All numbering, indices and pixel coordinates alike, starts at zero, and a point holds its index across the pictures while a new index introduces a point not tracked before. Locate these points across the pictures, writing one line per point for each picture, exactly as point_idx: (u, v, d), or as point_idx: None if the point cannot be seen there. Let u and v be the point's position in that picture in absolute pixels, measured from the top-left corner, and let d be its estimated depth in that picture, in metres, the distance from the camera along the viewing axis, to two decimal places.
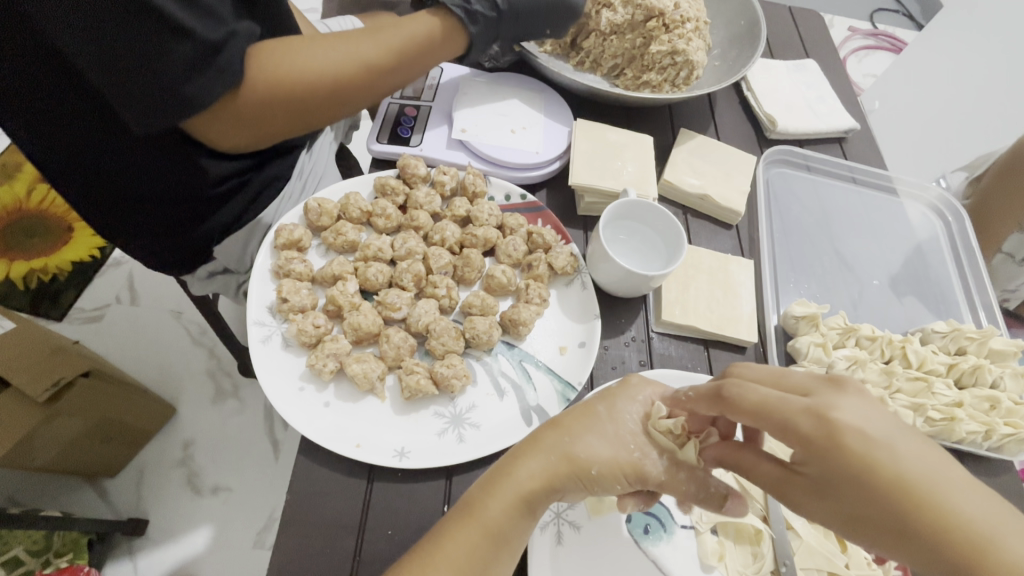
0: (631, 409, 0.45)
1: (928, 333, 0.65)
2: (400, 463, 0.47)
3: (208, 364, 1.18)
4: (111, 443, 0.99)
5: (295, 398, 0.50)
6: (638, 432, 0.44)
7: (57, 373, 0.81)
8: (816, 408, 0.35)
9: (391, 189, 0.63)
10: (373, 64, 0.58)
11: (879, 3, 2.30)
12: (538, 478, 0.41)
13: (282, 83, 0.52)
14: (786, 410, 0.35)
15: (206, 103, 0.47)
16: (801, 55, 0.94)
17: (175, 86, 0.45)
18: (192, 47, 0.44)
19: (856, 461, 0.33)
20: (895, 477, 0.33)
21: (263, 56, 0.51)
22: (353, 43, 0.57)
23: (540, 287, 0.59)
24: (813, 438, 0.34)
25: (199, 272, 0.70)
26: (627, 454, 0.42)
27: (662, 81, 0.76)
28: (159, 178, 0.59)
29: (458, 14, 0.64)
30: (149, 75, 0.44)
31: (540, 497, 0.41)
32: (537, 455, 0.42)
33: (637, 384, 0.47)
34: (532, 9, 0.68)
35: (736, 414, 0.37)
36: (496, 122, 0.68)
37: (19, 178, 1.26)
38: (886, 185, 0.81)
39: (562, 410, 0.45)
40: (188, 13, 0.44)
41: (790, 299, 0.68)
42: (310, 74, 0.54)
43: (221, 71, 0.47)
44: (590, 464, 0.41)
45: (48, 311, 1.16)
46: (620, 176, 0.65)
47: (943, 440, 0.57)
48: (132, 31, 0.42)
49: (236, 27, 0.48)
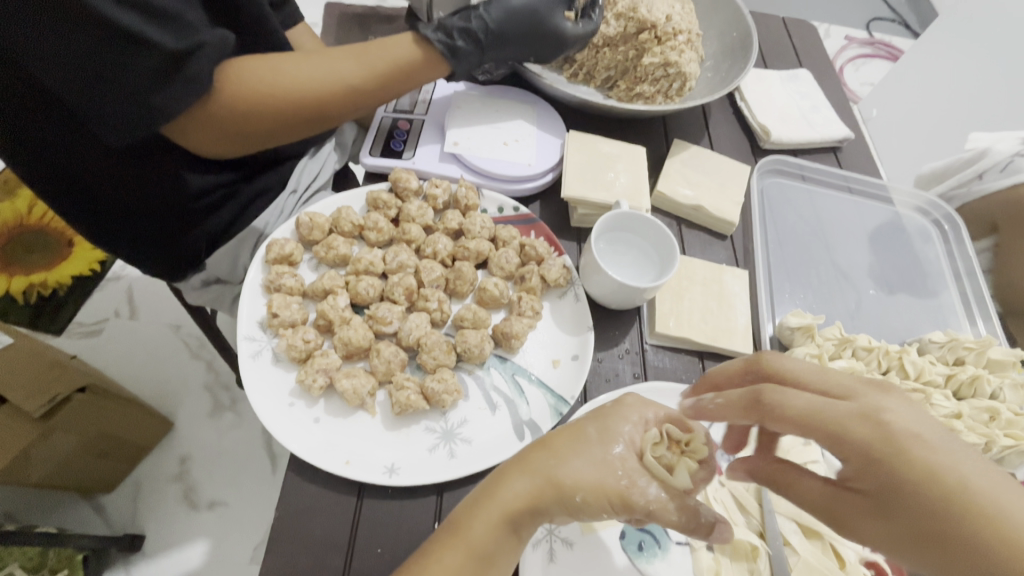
0: (623, 429, 0.43)
1: (924, 343, 0.65)
2: (388, 480, 0.47)
3: (206, 378, 1.18)
4: (107, 458, 0.98)
5: (285, 414, 0.49)
6: (629, 457, 0.41)
7: (54, 389, 0.81)
8: (866, 411, 0.37)
9: (383, 203, 0.63)
10: (351, 84, 0.59)
11: (875, 13, 2.32)
12: (518, 498, 0.41)
13: (255, 99, 0.53)
14: (838, 416, 0.37)
15: (174, 113, 0.47)
16: (794, 65, 0.95)
17: (137, 91, 0.45)
18: (157, 58, 0.44)
19: (918, 469, 0.34)
20: (947, 481, 0.34)
21: (237, 71, 0.52)
22: (333, 63, 0.58)
23: (532, 299, 0.59)
24: (869, 441, 0.35)
25: (193, 281, 0.69)
26: (615, 481, 0.40)
27: (655, 93, 0.77)
28: (141, 187, 0.59)
29: (439, 48, 0.64)
30: (115, 83, 0.44)
31: (520, 520, 0.41)
32: (524, 475, 0.42)
33: (632, 403, 0.45)
34: (518, 34, 0.69)
35: (780, 421, 0.39)
36: (489, 136, 0.69)
37: (19, 194, 1.24)
38: (882, 194, 0.81)
39: (551, 432, 0.44)
40: (151, 24, 0.44)
41: (786, 309, 0.67)
42: (289, 83, 0.54)
43: (193, 80, 0.47)
44: (574, 490, 0.40)
45: (48, 326, 1.17)
46: (612, 188, 0.65)
47: None
48: (96, 40, 0.42)
49: (206, 37, 0.48)
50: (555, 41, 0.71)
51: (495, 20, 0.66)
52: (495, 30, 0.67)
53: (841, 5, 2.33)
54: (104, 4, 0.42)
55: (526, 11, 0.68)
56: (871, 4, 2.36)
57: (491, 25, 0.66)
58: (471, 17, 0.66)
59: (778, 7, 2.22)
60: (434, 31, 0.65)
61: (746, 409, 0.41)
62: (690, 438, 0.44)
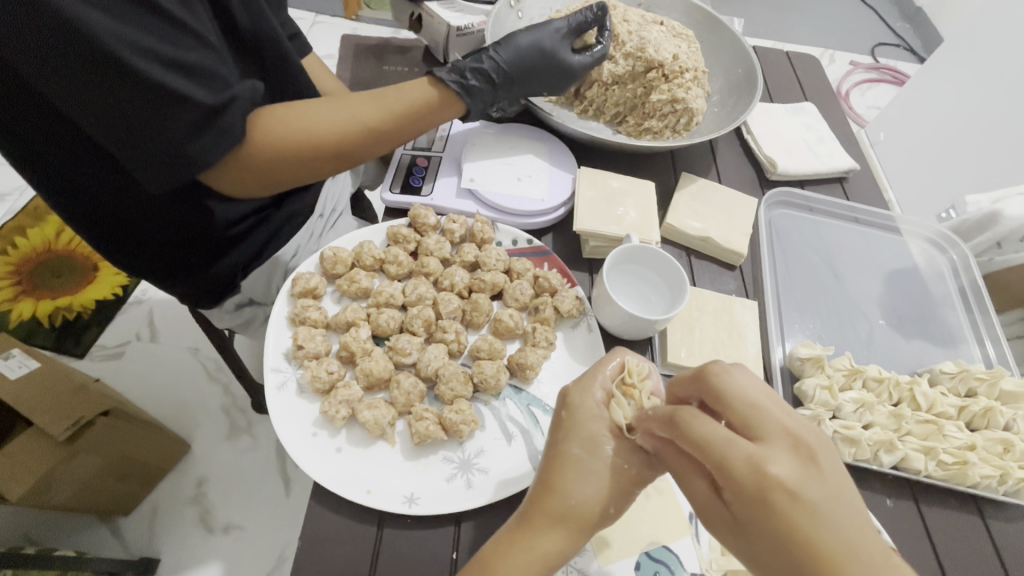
0: (605, 437, 0.45)
1: (936, 374, 0.65)
2: (409, 510, 0.48)
3: (222, 401, 1.20)
4: (126, 481, 1.00)
5: (308, 444, 0.51)
6: (619, 449, 0.45)
7: (79, 412, 0.83)
8: (756, 458, 0.35)
9: (403, 238, 0.66)
10: (371, 125, 0.62)
11: (879, 39, 2.37)
12: (562, 544, 0.43)
13: (284, 145, 0.56)
14: (727, 453, 0.35)
15: (208, 161, 0.50)
16: (798, 98, 0.98)
17: (174, 142, 0.48)
18: (195, 113, 0.48)
19: (783, 520, 0.33)
20: (808, 537, 0.33)
21: (266, 120, 0.55)
22: (353, 107, 0.61)
23: (546, 330, 0.60)
24: (745, 484, 0.34)
25: (228, 305, 0.74)
26: (621, 472, 0.44)
27: (663, 128, 0.80)
28: (171, 224, 0.63)
29: (455, 88, 0.68)
30: (154, 134, 0.47)
31: (566, 555, 0.43)
32: (559, 530, 0.43)
33: (583, 400, 0.47)
34: (529, 75, 0.72)
35: (681, 440, 0.37)
36: (503, 172, 0.72)
37: (47, 220, 1.34)
38: (888, 224, 0.82)
39: (545, 471, 0.45)
40: (190, 83, 0.47)
41: (796, 340, 0.68)
42: (314, 128, 0.58)
43: (224, 129, 0.50)
44: (604, 507, 0.44)
45: (72, 348, 1.20)
46: (622, 222, 0.67)
47: (957, 485, 0.56)
48: (134, 96, 0.45)
49: (238, 91, 0.51)
50: (562, 73, 0.73)
51: (506, 61, 0.70)
52: (506, 69, 0.70)
53: (845, 31, 2.37)
54: (148, 67, 0.44)
55: (536, 54, 0.72)
56: (874, 30, 2.41)
57: (501, 66, 0.70)
58: (483, 59, 0.70)
59: (782, 35, 2.27)
60: (449, 72, 0.69)
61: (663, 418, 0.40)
62: (627, 372, 0.49)
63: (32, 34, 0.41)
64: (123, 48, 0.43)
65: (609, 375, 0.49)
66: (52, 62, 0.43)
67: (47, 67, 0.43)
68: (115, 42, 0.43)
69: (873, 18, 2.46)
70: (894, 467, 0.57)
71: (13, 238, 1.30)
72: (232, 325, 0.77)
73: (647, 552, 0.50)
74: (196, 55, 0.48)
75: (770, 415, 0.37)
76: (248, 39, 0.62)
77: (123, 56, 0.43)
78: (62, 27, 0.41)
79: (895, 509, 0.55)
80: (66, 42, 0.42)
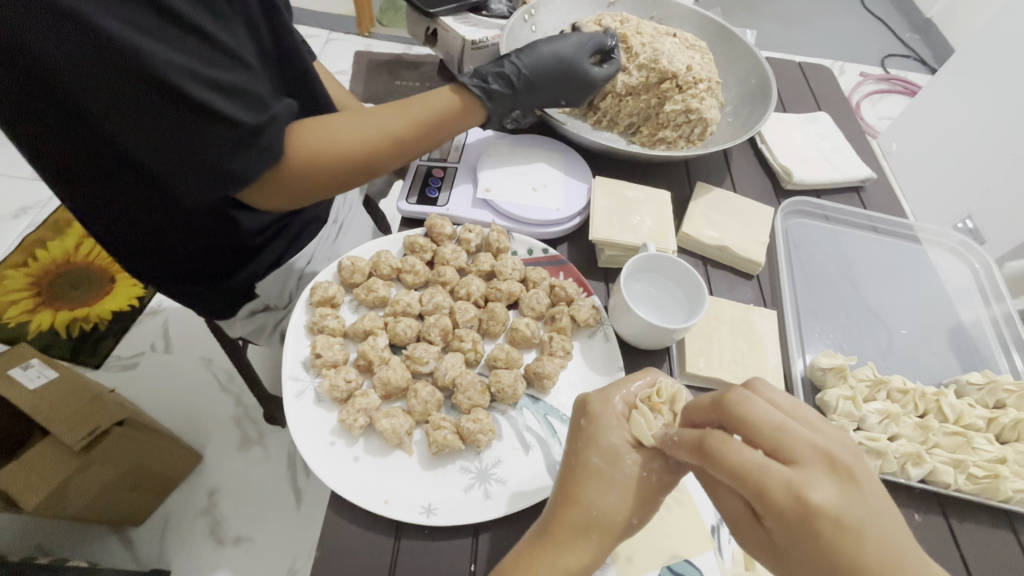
0: (623, 446, 0.45)
1: (963, 385, 0.63)
2: (427, 520, 0.47)
3: (235, 412, 1.21)
4: (139, 491, 1.00)
5: (326, 453, 0.51)
6: (640, 457, 0.45)
7: (94, 422, 0.84)
8: (794, 482, 0.34)
9: (419, 247, 0.66)
10: (396, 136, 0.63)
11: (890, 50, 2.37)
12: (585, 556, 0.42)
13: (317, 160, 0.57)
14: (764, 479, 0.34)
15: (245, 178, 0.51)
16: (812, 108, 0.98)
17: (213, 160, 0.49)
18: (238, 132, 0.49)
19: (828, 545, 0.32)
20: (854, 560, 0.32)
21: (299, 135, 0.56)
22: (379, 119, 0.62)
23: (563, 339, 0.60)
24: (784, 510, 0.34)
25: (242, 312, 0.75)
26: (642, 481, 0.44)
27: (677, 138, 0.80)
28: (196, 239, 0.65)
29: (476, 92, 0.69)
30: (195, 152, 0.48)
31: (590, 568, 0.43)
32: (582, 542, 0.42)
33: (603, 410, 0.46)
34: (549, 80, 0.73)
35: (714, 469, 0.36)
36: (518, 181, 0.72)
37: (67, 232, 1.37)
38: (906, 232, 0.81)
39: (566, 482, 0.45)
40: (230, 102, 0.48)
41: (817, 350, 0.67)
42: (344, 145, 0.59)
43: (266, 148, 0.52)
44: (626, 517, 0.43)
45: (88, 358, 1.21)
46: (638, 231, 0.67)
47: (989, 499, 0.55)
48: (178, 115, 0.46)
49: (276, 110, 0.53)
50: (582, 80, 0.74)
51: (527, 67, 0.71)
52: (526, 75, 0.71)
53: (855, 42, 2.38)
54: (194, 88, 0.46)
55: (557, 59, 0.72)
56: (884, 41, 2.41)
57: (522, 71, 0.71)
58: (504, 64, 0.71)
59: (791, 47, 2.28)
60: (471, 77, 0.70)
61: (691, 444, 0.39)
62: (656, 390, 0.48)
63: (84, 56, 0.43)
64: (168, 69, 0.44)
65: (633, 389, 0.48)
66: (99, 85, 0.44)
67: (92, 89, 0.44)
68: (164, 65, 0.44)
69: (883, 30, 2.46)
70: (922, 481, 0.55)
71: (34, 250, 1.33)
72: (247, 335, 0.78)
73: (669, 567, 0.49)
74: (235, 75, 0.50)
75: (803, 435, 0.35)
76: (271, 55, 0.63)
77: (170, 78, 0.44)
78: (115, 49, 0.43)
79: (924, 524, 0.53)
80: (118, 64, 0.43)
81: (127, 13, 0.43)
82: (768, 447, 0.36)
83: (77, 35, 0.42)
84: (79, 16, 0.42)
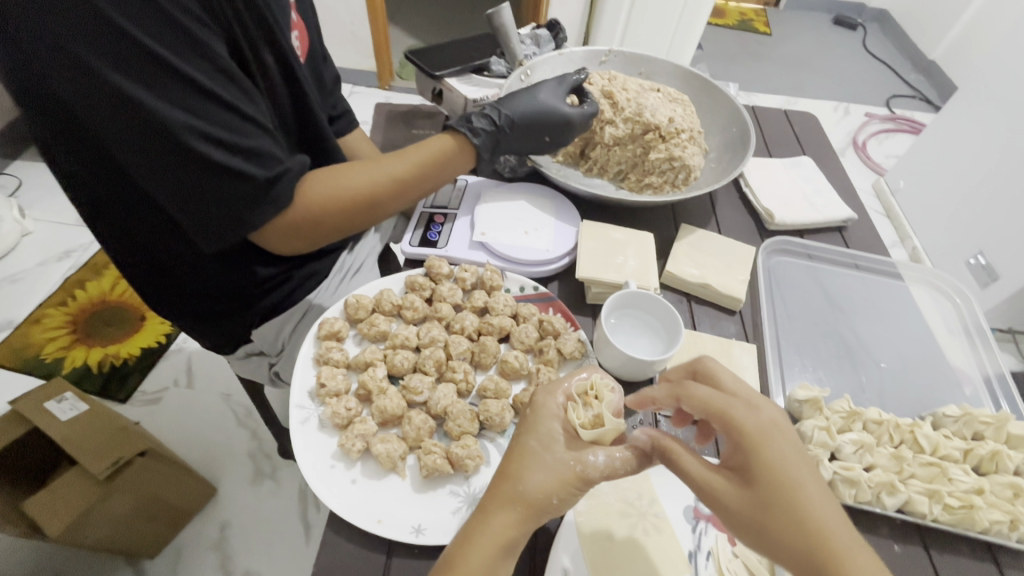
0: (556, 432, 0.49)
1: (940, 417, 0.65)
2: (416, 540, 0.51)
3: (249, 446, 1.26)
4: (155, 522, 1.04)
5: (326, 475, 0.55)
6: (574, 447, 0.49)
7: (118, 453, 0.89)
8: (752, 409, 0.47)
9: (419, 285, 0.72)
10: (398, 178, 0.71)
11: (894, 92, 2.44)
12: (510, 527, 0.45)
13: (326, 203, 0.65)
14: (727, 405, 0.47)
15: (260, 225, 0.59)
16: (797, 152, 1.03)
17: (238, 216, 0.57)
18: (254, 187, 0.57)
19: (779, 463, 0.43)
20: (791, 481, 0.43)
21: (311, 184, 0.65)
22: (383, 166, 0.71)
23: (549, 371, 0.64)
24: (747, 431, 0.45)
25: (239, 352, 0.83)
26: (569, 469, 0.47)
27: (663, 183, 0.86)
28: (217, 277, 0.73)
29: (465, 132, 0.77)
30: (218, 206, 0.55)
31: (519, 539, 0.46)
32: (506, 510, 0.46)
33: (548, 405, 0.51)
34: (530, 121, 0.79)
35: (690, 403, 0.48)
36: (512, 225, 0.78)
37: (105, 274, 1.49)
38: (888, 270, 0.85)
39: (502, 461, 0.49)
40: (248, 163, 0.56)
41: (797, 383, 0.70)
42: (348, 191, 0.67)
43: (275, 201, 0.59)
44: (548, 498, 0.46)
45: (116, 392, 1.28)
46: (622, 270, 0.72)
47: (967, 530, 0.56)
48: (210, 179, 0.54)
49: (290, 165, 0.61)
50: (561, 119, 0.80)
51: (509, 108, 0.79)
52: (507, 115, 0.78)
53: (859, 84, 2.46)
54: (217, 153, 0.53)
55: (537, 101, 0.80)
56: (888, 84, 2.48)
57: (507, 115, 0.78)
58: (488, 108, 0.79)
59: (794, 91, 2.37)
60: (459, 120, 0.78)
61: (668, 393, 0.51)
62: (591, 385, 0.53)
63: (124, 126, 0.49)
64: (194, 137, 0.51)
65: (572, 383, 0.53)
66: (138, 150, 0.51)
67: (133, 153, 0.52)
68: (199, 139, 0.52)
69: (888, 74, 2.54)
70: (900, 510, 0.57)
71: (74, 290, 1.44)
72: (250, 374, 0.85)
73: None
74: (257, 139, 0.57)
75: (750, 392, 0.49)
76: (282, 112, 0.72)
77: (197, 147, 0.52)
78: (156, 125, 0.50)
79: (903, 555, 0.55)
80: (157, 137, 0.50)
81: (166, 90, 0.50)
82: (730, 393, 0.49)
83: (123, 111, 0.49)
84: (124, 94, 0.48)
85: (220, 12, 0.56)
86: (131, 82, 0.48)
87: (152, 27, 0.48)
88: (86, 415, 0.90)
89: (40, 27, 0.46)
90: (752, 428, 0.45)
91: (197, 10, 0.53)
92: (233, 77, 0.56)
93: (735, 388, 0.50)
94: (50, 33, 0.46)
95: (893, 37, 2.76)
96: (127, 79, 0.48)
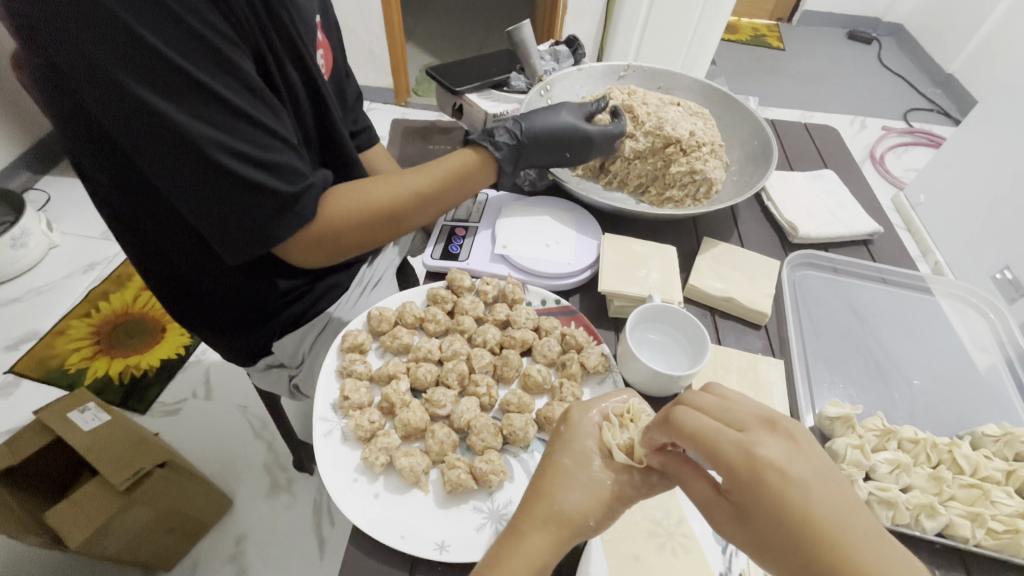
0: (591, 450, 0.49)
1: (978, 436, 0.63)
2: (440, 556, 0.50)
3: (265, 458, 1.26)
4: (173, 534, 1.04)
5: (349, 488, 0.55)
6: (608, 467, 0.48)
7: (138, 464, 0.89)
8: (745, 444, 0.38)
9: (441, 298, 0.72)
10: (420, 193, 0.72)
11: (911, 106, 2.42)
12: (542, 548, 0.45)
13: (349, 217, 0.66)
14: (718, 441, 0.39)
15: (283, 239, 0.60)
16: (818, 166, 1.02)
17: (262, 229, 0.58)
18: (278, 202, 0.58)
19: (787, 500, 0.36)
20: (802, 515, 0.36)
21: (335, 198, 0.65)
22: (405, 180, 0.71)
23: (573, 386, 0.63)
24: (738, 470, 0.38)
25: (259, 365, 0.83)
26: (603, 486, 0.47)
27: (684, 197, 0.86)
28: (241, 290, 0.74)
29: (487, 146, 0.78)
30: (243, 220, 0.56)
31: (552, 560, 0.45)
32: (541, 530, 0.45)
33: (583, 422, 0.51)
34: (551, 135, 0.79)
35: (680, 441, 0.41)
36: (532, 239, 0.78)
37: (128, 286, 1.51)
38: (917, 284, 0.83)
39: (536, 478, 0.48)
40: (273, 178, 0.57)
41: (827, 400, 0.68)
42: (371, 205, 0.68)
43: (300, 215, 0.60)
44: (585, 518, 0.46)
45: (137, 404, 1.30)
46: (645, 283, 0.71)
47: (1013, 556, 0.53)
48: (235, 194, 0.55)
49: (314, 180, 0.63)
50: (582, 136, 0.80)
51: (530, 122, 0.79)
52: (529, 129, 0.78)
53: (875, 98, 2.44)
54: (243, 168, 0.54)
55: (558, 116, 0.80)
56: (904, 98, 2.47)
57: (529, 128, 0.78)
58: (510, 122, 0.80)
59: (809, 105, 2.36)
60: (482, 134, 0.79)
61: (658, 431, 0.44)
62: (627, 409, 0.53)
63: (154, 141, 0.51)
64: (221, 153, 0.52)
65: (609, 405, 0.53)
66: (166, 164, 0.52)
67: (161, 168, 0.53)
68: (226, 154, 0.53)
69: (904, 88, 2.52)
70: (939, 534, 0.55)
71: (98, 302, 1.47)
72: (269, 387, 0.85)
73: None
74: (281, 154, 0.58)
75: (748, 411, 0.41)
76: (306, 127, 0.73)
77: (223, 162, 0.53)
78: (184, 140, 0.51)
79: None
80: (186, 152, 0.51)
81: (194, 107, 0.51)
82: (727, 420, 0.41)
83: (153, 127, 0.50)
84: (154, 110, 0.49)
85: (248, 31, 0.57)
86: (161, 99, 0.49)
87: (183, 46, 0.49)
88: (106, 425, 0.90)
89: (73, 44, 0.47)
90: (744, 469, 0.38)
91: (227, 29, 0.54)
92: (258, 93, 0.57)
93: (728, 413, 0.41)
94: (82, 51, 0.47)
95: (909, 52, 2.75)
96: (159, 96, 0.49)
